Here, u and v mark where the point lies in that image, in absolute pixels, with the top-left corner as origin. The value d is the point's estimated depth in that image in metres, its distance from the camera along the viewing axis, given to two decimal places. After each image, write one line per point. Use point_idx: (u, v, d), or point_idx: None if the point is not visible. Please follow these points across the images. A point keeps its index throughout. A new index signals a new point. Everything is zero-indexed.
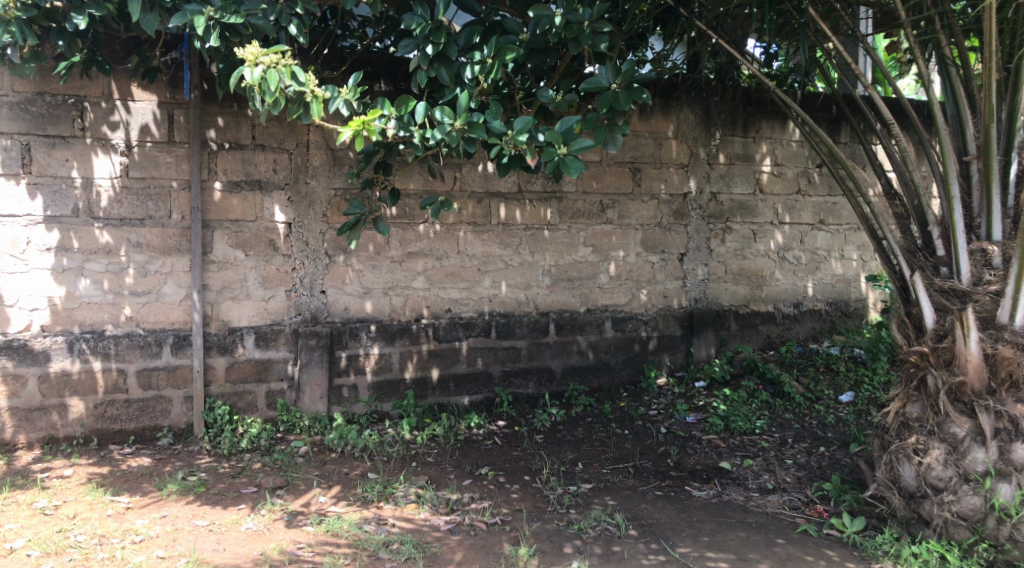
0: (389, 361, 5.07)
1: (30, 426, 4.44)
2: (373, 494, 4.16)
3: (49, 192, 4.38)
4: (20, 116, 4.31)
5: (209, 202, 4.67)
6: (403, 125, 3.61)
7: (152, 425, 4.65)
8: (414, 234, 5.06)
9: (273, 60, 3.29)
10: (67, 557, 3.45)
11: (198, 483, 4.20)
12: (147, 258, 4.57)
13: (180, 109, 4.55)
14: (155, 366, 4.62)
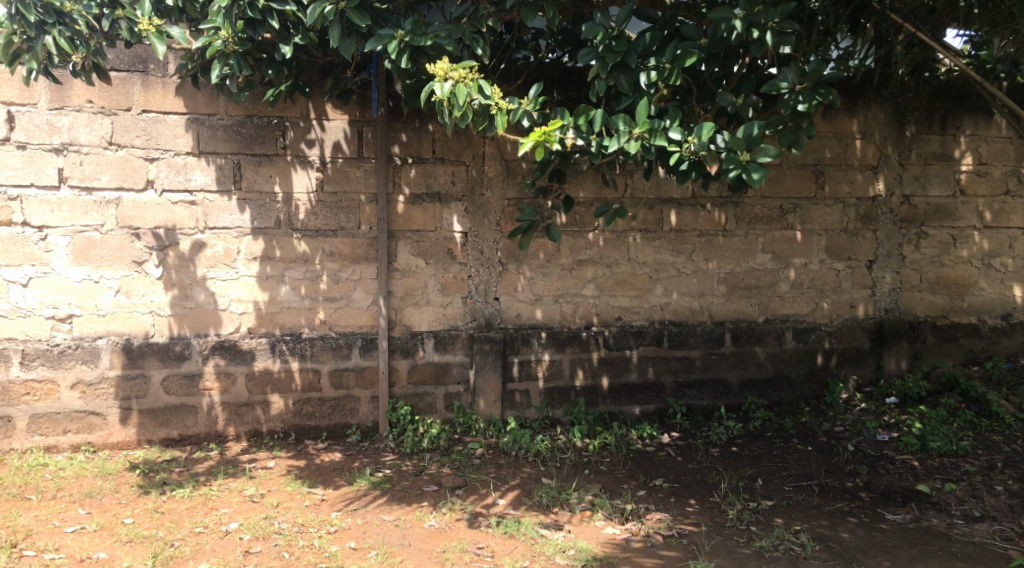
0: (560, 369, 5.12)
1: (238, 419, 4.82)
2: (548, 500, 4.22)
3: (255, 207, 4.74)
4: (233, 137, 4.68)
5: (393, 214, 4.93)
6: (582, 134, 3.66)
7: (342, 422, 4.96)
8: (585, 242, 5.09)
9: (461, 74, 3.49)
10: (273, 543, 3.74)
11: (385, 480, 4.43)
12: (339, 267, 4.88)
13: (369, 126, 4.85)
14: (345, 367, 4.92)
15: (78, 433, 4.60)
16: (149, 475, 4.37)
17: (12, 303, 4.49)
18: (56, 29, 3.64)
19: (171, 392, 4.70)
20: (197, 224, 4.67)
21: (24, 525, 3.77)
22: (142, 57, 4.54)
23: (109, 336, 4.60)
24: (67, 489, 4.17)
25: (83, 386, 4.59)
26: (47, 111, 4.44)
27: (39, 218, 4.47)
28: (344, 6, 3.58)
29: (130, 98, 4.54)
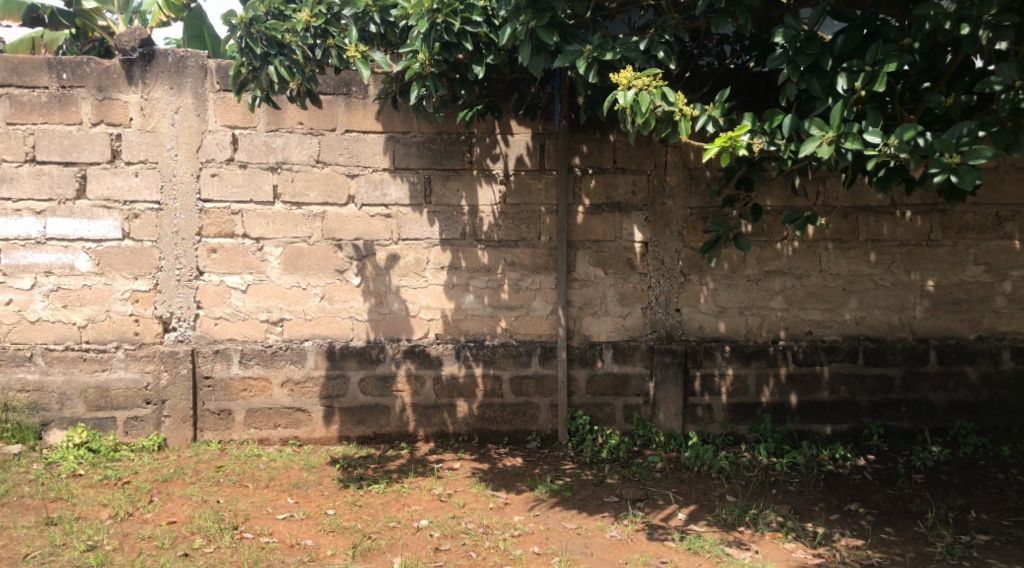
0: (745, 384, 4.96)
1: (426, 421, 5.05)
2: (733, 518, 4.10)
3: (443, 219, 4.96)
4: (424, 153, 4.93)
5: (574, 224, 4.99)
6: (770, 140, 3.54)
7: (523, 428, 5.08)
8: (772, 252, 4.91)
9: (645, 81, 3.50)
10: (461, 542, 3.89)
11: (566, 487, 4.48)
12: (521, 276, 5.01)
13: (551, 139, 4.94)
14: (526, 375, 5.04)
15: (286, 427, 4.98)
16: (348, 470, 4.68)
17: (233, 308, 4.89)
18: (278, 59, 4.00)
19: (367, 392, 5.00)
20: (392, 235, 4.95)
21: (242, 510, 4.15)
22: (345, 81, 4.86)
23: (314, 338, 4.96)
24: (278, 479, 4.54)
25: (292, 385, 4.95)
26: (265, 133, 4.84)
27: (257, 230, 4.87)
28: (534, 24, 3.69)
29: (335, 118, 4.87)
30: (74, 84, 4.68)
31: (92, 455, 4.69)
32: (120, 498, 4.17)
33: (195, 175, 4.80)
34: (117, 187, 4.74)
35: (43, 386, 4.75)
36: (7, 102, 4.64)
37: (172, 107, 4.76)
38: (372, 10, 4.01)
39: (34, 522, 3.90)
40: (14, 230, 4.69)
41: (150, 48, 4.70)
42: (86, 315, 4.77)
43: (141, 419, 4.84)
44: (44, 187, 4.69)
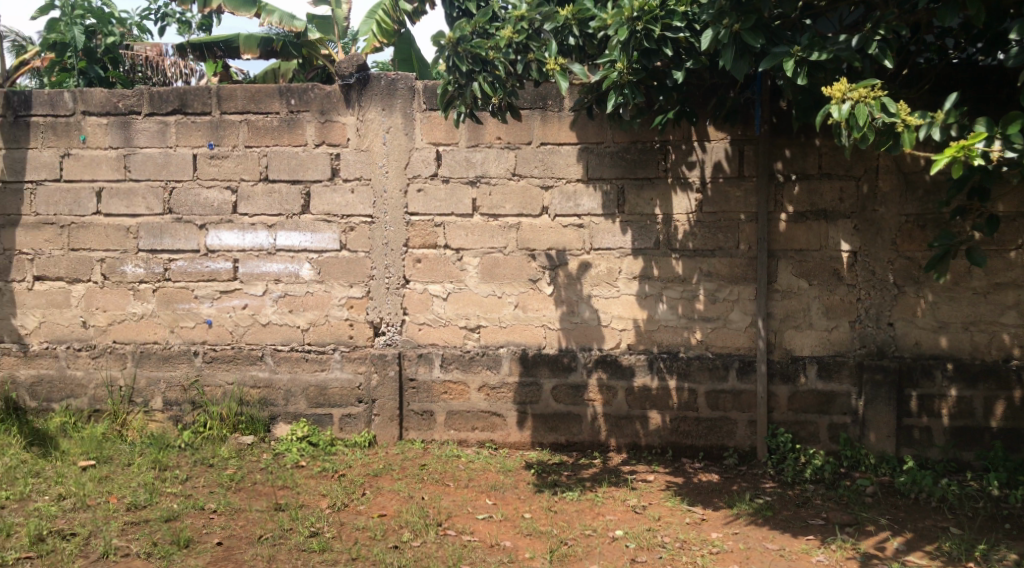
0: (971, 406, 4.59)
1: (619, 431, 5.04)
2: (959, 551, 3.77)
3: (637, 228, 4.95)
4: (618, 163, 4.95)
5: (774, 233, 4.80)
6: (1012, 145, 3.22)
7: (719, 444, 4.95)
8: (1005, 262, 4.52)
9: (861, 93, 3.33)
10: (657, 555, 3.85)
11: (766, 506, 4.31)
12: (717, 287, 4.89)
13: (750, 145, 4.80)
14: (722, 389, 4.91)
15: (483, 431, 5.16)
16: (543, 475, 4.78)
17: (434, 314, 5.15)
18: (482, 75, 4.17)
19: (559, 400, 5.08)
20: (585, 245, 5.01)
21: (445, 507, 4.35)
22: (543, 95, 4.98)
23: (509, 345, 5.11)
24: (477, 480, 4.71)
25: (488, 390, 5.13)
26: (466, 149, 5.07)
27: (458, 241, 5.10)
28: (738, 28, 3.61)
29: (531, 132, 5.00)
30: (301, 109, 5.12)
31: (312, 448, 5.10)
32: (337, 490, 4.50)
33: (403, 190, 5.11)
34: (335, 202, 5.14)
35: (271, 383, 5.21)
36: (245, 127, 5.15)
37: (384, 127, 5.10)
38: (572, 23, 4.10)
39: (266, 507, 4.31)
40: (249, 242, 5.18)
41: (365, 73, 5.06)
42: (308, 319, 5.19)
43: (355, 417, 5.19)
44: (275, 203, 5.16)
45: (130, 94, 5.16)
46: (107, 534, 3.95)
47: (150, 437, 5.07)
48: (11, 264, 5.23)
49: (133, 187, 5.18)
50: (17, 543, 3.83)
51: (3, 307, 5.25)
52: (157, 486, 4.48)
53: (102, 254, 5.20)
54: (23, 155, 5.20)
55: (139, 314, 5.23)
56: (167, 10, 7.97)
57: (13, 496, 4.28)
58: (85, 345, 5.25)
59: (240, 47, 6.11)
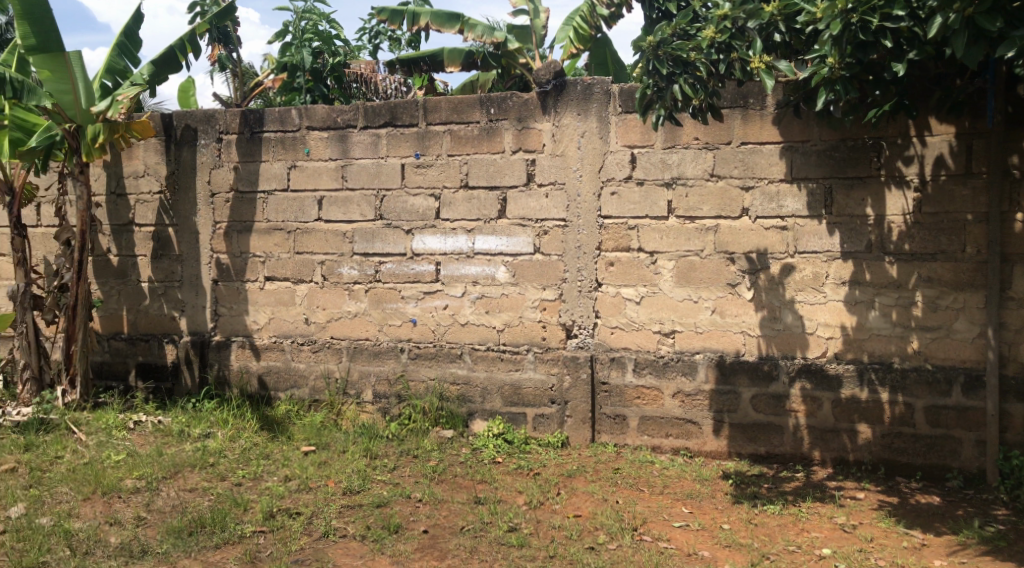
0: None
1: (824, 445, 4.78)
2: None
3: (846, 230, 4.66)
4: (825, 161, 4.69)
5: (1008, 236, 4.39)
6: None
7: (940, 464, 4.59)
8: None
9: None
10: None
11: (998, 536, 3.92)
12: (938, 294, 4.52)
13: (980, 138, 4.41)
14: (944, 405, 4.54)
15: (678, 437, 5.08)
16: (741, 486, 4.62)
17: (627, 318, 5.13)
18: (683, 77, 4.11)
19: (759, 410, 4.89)
20: (787, 248, 4.78)
21: (640, 512, 4.32)
22: (744, 93, 4.82)
23: (705, 351, 4.99)
24: (672, 487, 4.64)
25: (683, 396, 5.04)
26: (662, 150, 5.01)
27: (652, 244, 5.05)
28: (972, 11, 3.33)
29: (731, 131, 4.86)
30: (500, 117, 5.30)
31: (508, 445, 5.25)
32: (533, 487, 4.60)
33: (597, 194, 5.14)
34: (531, 207, 5.26)
35: (469, 380, 5.43)
36: (448, 137, 5.40)
37: (580, 132, 5.15)
38: (778, 19, 3.95)
39: (467, 499, 4.49)
40: (450, 246, 5.42)
41: (562, 80, 5.14)
42: (504, 320, 5.35)
43: (548, 417, 5.29)
44: (475, 208, 5.36)
45: (347, 109, 5.56)
46: (327, 515, 4.29)
47: (361, 427, 5.43)
48: (246, 266, 5.79)
49: (349, 195, 5.59)
50: (252, 518, 4.25)
51: (239, 304, 5.82)
52: (369, 473, 4.80)
53: (322, 257, 5.66)
54: (256, 167, 5.74)
55: (353, 313, 5.63)
56: (381, 28, 8.54)
57: (249, 474, 4.75)
58: (306, 340, 5.71)
59: (444, 61, 6.41)
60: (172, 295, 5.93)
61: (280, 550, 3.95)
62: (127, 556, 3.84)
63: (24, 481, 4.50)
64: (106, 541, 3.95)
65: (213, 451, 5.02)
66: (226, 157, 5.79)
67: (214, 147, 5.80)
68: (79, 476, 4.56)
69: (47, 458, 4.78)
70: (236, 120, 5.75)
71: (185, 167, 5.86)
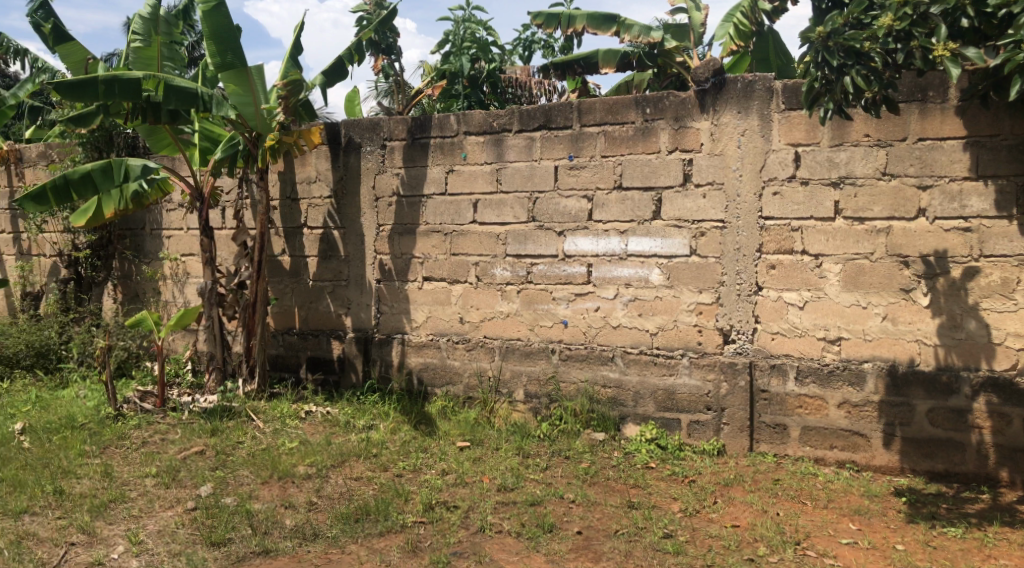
0: None
1: (1015, 465, 4.44)
2: None
3: None
4: (1018, 157, 4.36)
5: None
6: None
7: None
8: None
9: None
10: None
11: None
12: None
13: None
14: None
15: (843, 450, 4.83)
16: (916, 505, 4.32)
17: (789, 324, 4.92)
18: (854, 69, 3.86)
19: (937, 424, 4.59)
20: (972, 251, 4.47)
21: (803, 526, 4.14)
22: (922, 85, 4.53)
23: (875, 360, 4.72)
24: (838, 502, 4.42)
25: (850, 407, 4.79)
26: (829, 148, 4.78)
27: (817, 247, 4.82)
28: None
29: (907, 127, 4.58)
30: (656, 117, 5.23)
31: (661, 450, 5.17)
32: (689, 495, 4.51)
33: (758, 194, 4.96)
34: (687, 208, 5.16)
35: (621, 384, 5.39)
36: (603, 138, 5.39)
37: (740, 130, 5.00)
38: (965, 3, 3.72)
39: (620, 503, 4.46)
40: (603, 248, 5.41)
41: (721, 77, 5.01)
42: (657, 324, 5.28)
43: (703, 424, 5.16)
44: (628, 210, 5.32)
45: (503, 113, 5.66)
46: (483, 510, 4.39)
47: (513, 425, 5.52)
48: (406, 267, 6.03)
49: (503, 198, 5.70)
50: (413, 508, 4.42)
51: (399, 303, 6.07)
52: (522, 472, 4.86)
53: (476, 258, 5.80)
54: (417, 172, 5.96)
55: (505, 313, 5.73)
56: (534, 38, 8.67)
57: (408, 467, 4.94)
58: (461, 339, 5.87)
59: (599, 63, 6.40)
60: (338, 293, 6.26)
61: (439, 541, 4.08)
62: (300, 538, 4.10)
63: (211, 463, 4.90)
64: (282, 523, 4.23)
65: (376, 442, 5.26)
66: (389, 162, 6.06)
67: (378, 153, 6.08)
68: (258, 460, 4.91)
69: (230, 442, 5.18)
70: (399, 127, 5.99)
71: (352, 173, 6.17)
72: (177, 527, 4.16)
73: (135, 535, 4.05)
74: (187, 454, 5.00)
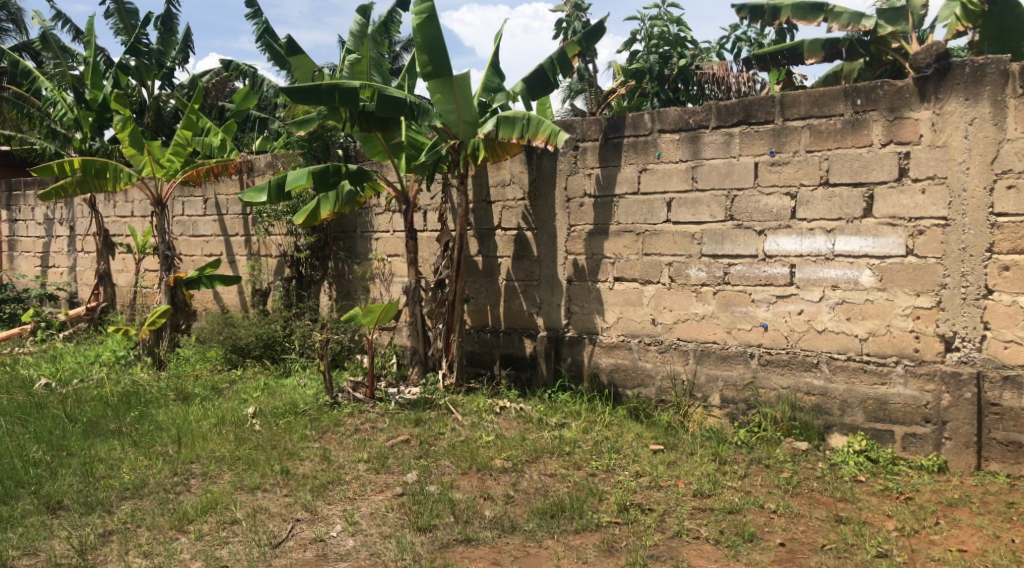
0: None
1: None
2: None
3: None
4: None
5: None
6: None
7: None
8: None
9: None
10: None
11: None
12: None
13: None
14: None
15: None
16: None
17: None
18: None
19: None
20: None
21: None
22: None
23: None
24: None
25: None
26: None
27: None
28: None
29: None
30: (868, 108, 4.90)
31: (872, 464, 4.84)
32: (905, 512, 4.20)
33: (989, 188, 4.57)
34: (903, 204, 4.81)
35: (827, 392, 5.10)
36: (807, 132, 5.13)
37: (968, 118, 4.62)
38: None
39: (827, 516, 4.24)
40: (807, 247, 5.15)
41: (946, 62, 4.64)
42: (868, 329, 4.95)
43: (920, 438, 4.80)
44: (835, 207, 5.04)
45: (700, 110, 5.53)
46: (680, 514, 4.33)
47: (709, 431, 5.38)
48: (598, 267, 6.04)
49: (699, 197, 5.57)
50: (608, 508, 4.43)
51: (591, 303, 6.09)
52: (719, 478, 4.73)
53: (670, 259, 5.71)
54: (611, 172, 5.95)
55: (701, 315, 5.59)
56: (740, 35, 8.45)
57: (602, 466, 4.96)
58: (654, 340, 5.80)
59: (804, 54, 6.09)
60: (530, 293, 6.37)
61: (636, 542, 4.07)
62: (500, 529, 4.23)
63: (416, 452, 5.19)
64: (482, 513, 4.39)
65: (570, 441, 5.31)
66: (582, 163, 6.07)
67: (571, 154, 6.10)
68: (458, 452, 5.13)
69: (433, 433, 5.45)
70: (593, 128, 6.00)
71: (545, 174, 6.24)
72: (387, 510, 4.44)
73: (351, 516, 4.36)
74: (395, 442, 5.31)
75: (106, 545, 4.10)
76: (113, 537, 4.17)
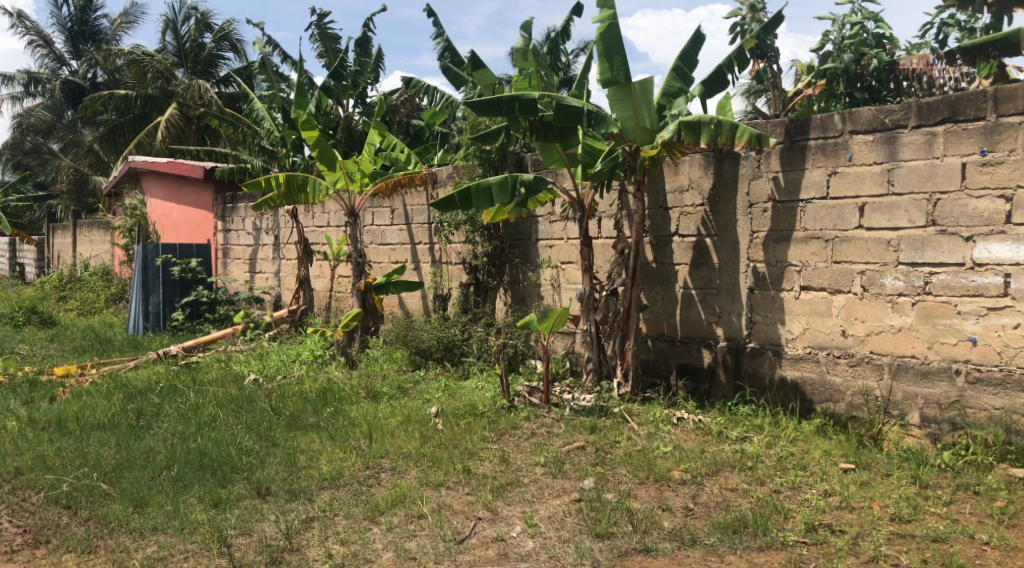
0: None
1: None
2: None
3: None
4: None
5: None
6: None
7: None
8: None
9: None
10: None
11: None
12: None
13: None
14: None
15: None
16: None
17: None
18: None
19: None
20: None
21: None
22: None
23: None
24: None
25: None
26: None
27: None
28: None
29: None
30: None
31: None
32: None
33: None
34: None
35: None
36: None
37: None
38: None
39: None
40: None
41: None
42: None
43: None
44: None
45: (898, 108, 5.19)
46: (876, 538, 4.06)
47: (907, 451, 5.01)
48: (782, 275, 5.79)
49: (896, 201, 5.21)
50: (795, 527, 4.23)
51: (775, 312, 5.83)
52: (919, 503, 4.38)
53: (862, 267, 5.38)
54: (796, 176, 5.68)
55: (898, 327, 5.23)
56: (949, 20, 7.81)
57: (788, 483, 4.74)
58: (844, 353, 5.48)
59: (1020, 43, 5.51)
60: (709, 302, 6.18)
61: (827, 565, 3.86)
62: (680, 542, 4.16)
63: (593, 459, 5.20)
64: (661, 524, 4.33)
65: (751, 455, 5.12)
66: (765, 166, 5.82)
67: (754, 158, 5.87)
68: (635, 461, 5.09)
69: (609, 440, 5.45)
70: (776, 130, 5.74)
71: (726, 179, 6.05)
72: (565, 515, 4.48)
73: (530, 518, 4.44)
74: (571, 448, 5.36)
75: (308, 530, 4.42)
76: (314, 524, 4.50)
